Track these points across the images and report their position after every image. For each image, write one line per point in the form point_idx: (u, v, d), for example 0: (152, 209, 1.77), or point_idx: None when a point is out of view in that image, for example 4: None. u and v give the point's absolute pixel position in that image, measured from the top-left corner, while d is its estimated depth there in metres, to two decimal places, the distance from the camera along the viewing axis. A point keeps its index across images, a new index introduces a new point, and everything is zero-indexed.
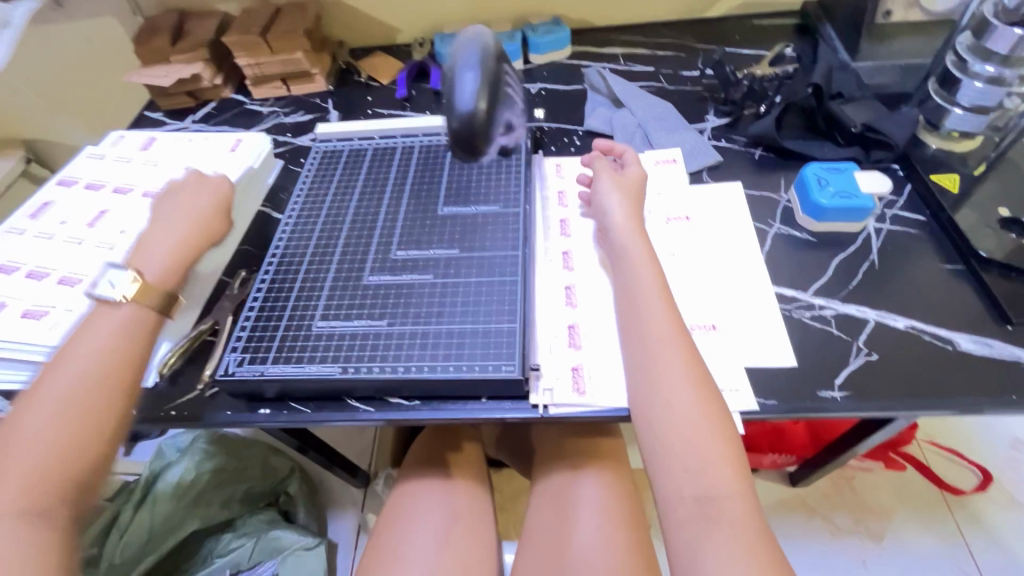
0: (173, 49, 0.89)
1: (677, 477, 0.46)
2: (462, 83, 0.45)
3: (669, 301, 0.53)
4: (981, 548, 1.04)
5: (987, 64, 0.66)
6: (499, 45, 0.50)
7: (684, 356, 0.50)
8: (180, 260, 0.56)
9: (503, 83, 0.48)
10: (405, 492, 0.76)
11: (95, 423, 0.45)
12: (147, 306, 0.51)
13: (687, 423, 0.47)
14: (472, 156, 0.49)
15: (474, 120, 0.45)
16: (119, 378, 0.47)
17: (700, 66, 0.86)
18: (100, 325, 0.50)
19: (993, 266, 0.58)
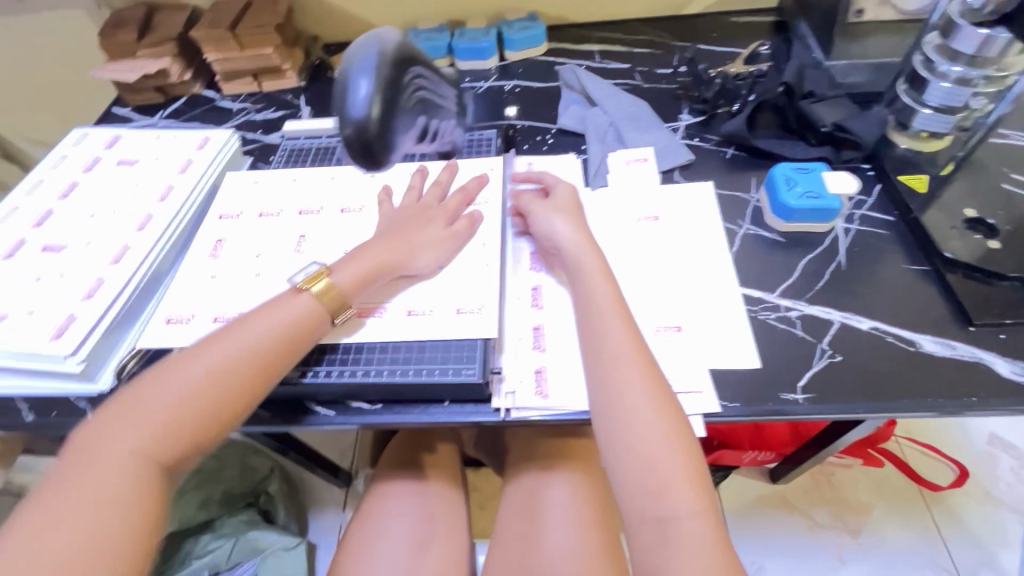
0: (140, 43, 0.87)
1: (639, 499, 0.46)
2: (355, 89, 0.49)
3: (627, 319, 0.53)
4: (956, 544, 1.06)
5: (954, 65, 0.64)
6: (405, 47, 0.53)
7: (642, 374, 0.50)
8: (368, 270, 0.57)
9: (402, 87, 0.52)
10: (377, 495, 0.75)
11: (210, 417, 0.47)
12: (325, 310, 0.54)
13: (646, 443, 0.47)
14: (376, 162, 0.53)
15: (365, 125, 0.49)
16: (251, 380, 0.49)
17: (675, 64, 0.86)
18: (276, 317, 0.52)
19: (958, 268, 0.58)
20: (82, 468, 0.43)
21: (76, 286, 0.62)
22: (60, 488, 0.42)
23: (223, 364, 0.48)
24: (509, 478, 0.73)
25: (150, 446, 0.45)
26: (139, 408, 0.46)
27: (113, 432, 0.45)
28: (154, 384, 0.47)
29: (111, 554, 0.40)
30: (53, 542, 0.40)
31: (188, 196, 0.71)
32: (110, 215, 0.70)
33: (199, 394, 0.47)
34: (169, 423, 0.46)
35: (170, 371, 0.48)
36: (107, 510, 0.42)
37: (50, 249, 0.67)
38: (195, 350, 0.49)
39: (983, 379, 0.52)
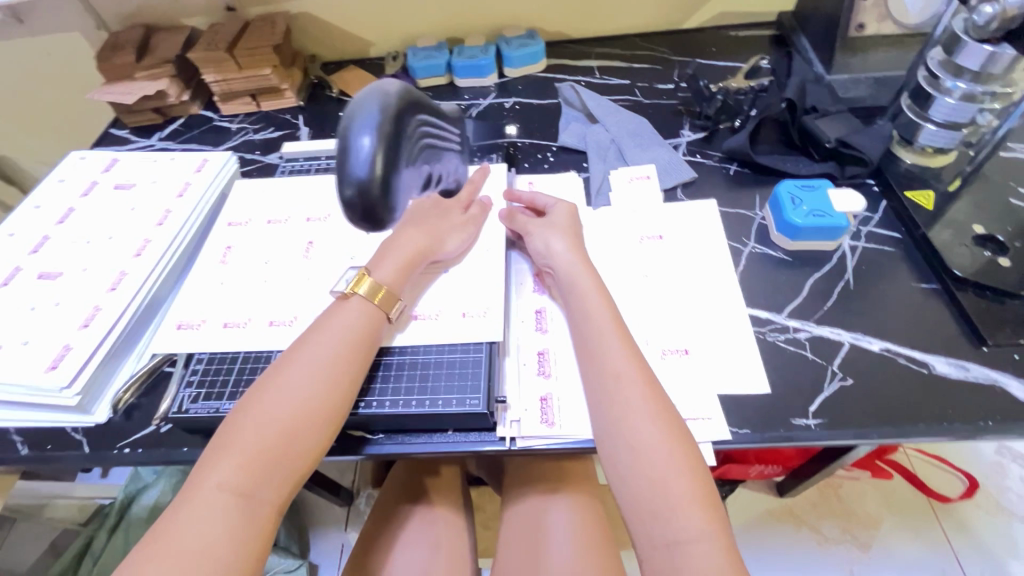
0: (137, 65, 0.87)
1: (647, 523, 0.45)
2: (357, 148, 0.40)
3: (625, 336, 0.52)
4: (969, 557, 1.04)
5: (958, 81, 0.63)
6: (409, 99, 0.43)
7: (644, 392, 0.49)
8: (404, 263, 0.58)
9: (408, 144, 0.42)
10: (377, 522, 0.73)
11: (308, 431, 0.47)
12: (378, 306, 0.54)
13: (651, 463, 0.46)
14: (378, 225, 0.43)
15: (369, 189, 0.40)
16: (342, 387, 0.49)
17: (675, 79, 0.85)
18: (346, 323, 0.52)
19: (967, 286, 0.58)
20: (191, 509, 0.42)
21: (72, 315, 0.61)
22: (178, 532, 0.41)
23: (312, 382, 0.48)
24: (512, 502, 0.71)
25: (264, 475, 0.44)
26: (241, 427, 0.46)
27: (218, 465, 0.44)
28: (250, 413, 0.47)
29: (229, 560, 0.41)
30: (187, 548, 0.40)
31: (186, 220, 0.70)
32: (107, 241, 0.69)
33: (296, 415, 0.46)
34: (275, 448, 0.45)
35: (265, 392, 0.48)
36: (222, 520, 0.42)
37: (46, 276, 0.66)
38: (275, 373, 0.49)
39: (997, 401, 0.51)
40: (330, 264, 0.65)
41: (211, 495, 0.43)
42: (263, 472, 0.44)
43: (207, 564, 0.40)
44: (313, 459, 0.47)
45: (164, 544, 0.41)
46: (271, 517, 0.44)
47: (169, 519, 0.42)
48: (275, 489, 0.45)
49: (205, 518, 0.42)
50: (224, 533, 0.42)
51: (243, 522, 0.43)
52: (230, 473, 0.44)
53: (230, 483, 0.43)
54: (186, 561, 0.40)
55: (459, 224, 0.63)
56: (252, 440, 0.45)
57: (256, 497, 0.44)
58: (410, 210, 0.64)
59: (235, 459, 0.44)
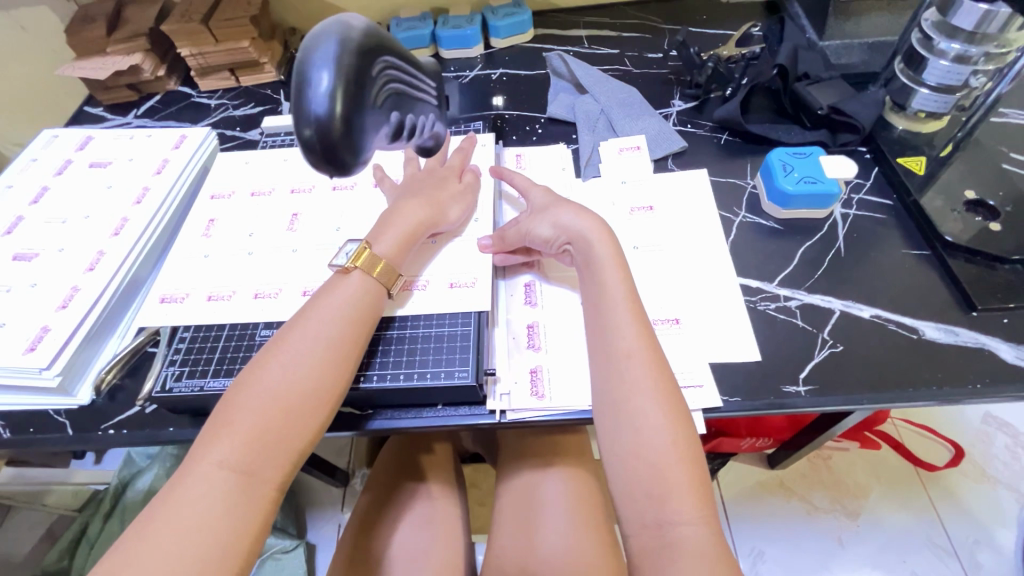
0: (110, 39, 0.84)
1: (641, 506, 0.45)
2: (314, 84, 0.38)
3: (639, 315, 0.50)
4: (954, 523, 1.06)
5: (953, 42, 0.62)
6: (370, 36, 0.41)
7: (649, 373, 0.48)
8: (408, 237, 0.56)
9: (370, 83, 0.41)
10: (372, 503, 0.73)
11: (310, 408, 0.46)
12: (376, 280, 0.53)
13: (651, 446, 0.45)
14: (342, 168, 0.42)
15: (328, 127, 0.39)
16: (342, 364, 0.48)
17: (665, 47, 0.83)
18: (344, 297, 0.51)
19: (959, 251, 0.57)
20: (190, 485, 0.42)
21: (50, 296, 0.59)
22: (176, 509, 0.41)
23: (311, 360, 0.47)
24: (504, 479, 0.71)
25: (263, 452, 0.44)
26: (240, 403, 0.45)
27: (216, 441, 0.43)
28: (248, 389, 0.46)
29: (230, 538, 0.41)
30: (187, 523, 0.40)
31: (165, 197, 0.68)
32: (84, 221, 0.67)
33: (293, 393, 0.45)
34: (275, 426, 0.44)
35: (264, 366, 0.47)
36: (223, 495, 0.42)
37: (19, 258, 0.64)
38: (273, 350, 0.48)
39: (986, 365, 0.51)
40: (315, 239, 0.63)
41: (211, 472, 0.42)
42: (262, 450, 0.44)
43: (207, 540, 0.40)
44: (312, 437, 0.46)
45: (164, 519, 0.40)
46: (271, 495, 0.44)
47: (168, 494, 0.42)
48: (275, 467, 0.44)
49: (205, 495, 0.41)
50: (224, 509, 0.41)
51: (242, 500, 0.42)
52: (229, 450, 0.43)
53: (229, 459, 0.43)
54: (185, 537, 0.39)
55: (457, 194, 0.61)
56: (251, 417, 0.44)
57: (257, 475, 0.43)
58: (404, 183, 0.63)
59: (234, 436, 0.43)
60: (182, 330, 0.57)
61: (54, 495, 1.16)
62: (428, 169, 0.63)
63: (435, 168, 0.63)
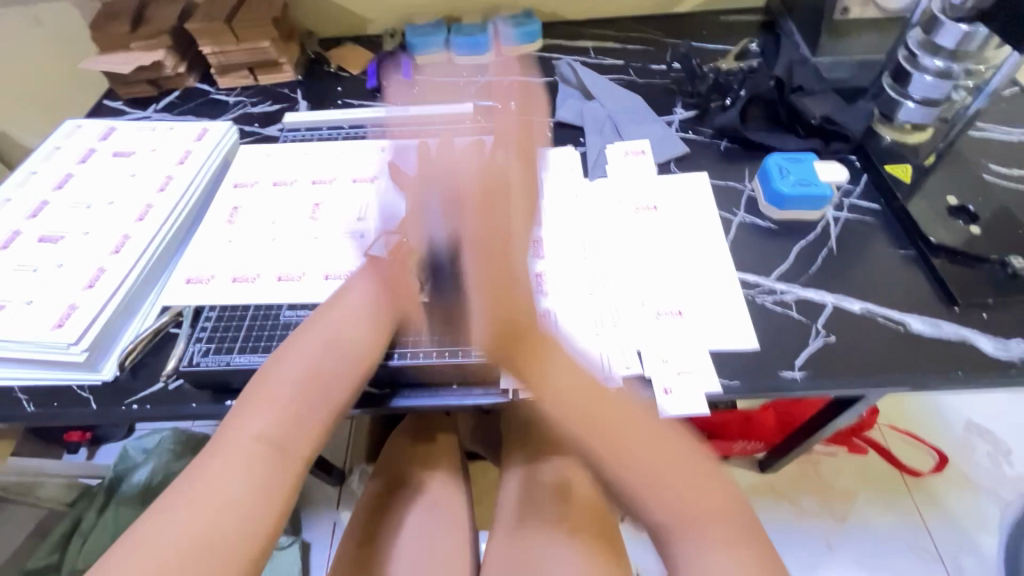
0: (134, 35, 0.87)
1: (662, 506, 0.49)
2: None
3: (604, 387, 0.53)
4: (938, 527, 1.09)
5: (936, 59, 0.69)
6: None
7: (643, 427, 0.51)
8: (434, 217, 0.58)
9: None
10: (383, 490, 0.75)
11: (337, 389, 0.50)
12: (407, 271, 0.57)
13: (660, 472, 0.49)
14: None
15: None
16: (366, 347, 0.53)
17: (668, 59, 0.88)
18: (370, 286, 0.57)
19: (941, 252, 0.61)
20: (225, 457, 0.44)
21: (76, 275, 0.61)
22: (209, 478, 0.42)
23: (342, 342, 0.52)
24: (507, 469, 0.75)
25: (295, 422, 0.47)
26: (272, 381, 0.48)
27: (249, 412, 0.46)
28: (283, 364, 0.50)
29: (267, 510, 0.42)
30: (225, 492, 0.42)
31: (188, 186, 0.71)
32: (108, 206, 0.69)
33: (326, 371, 0.50)
34: (306, 397, 0.48)
35: (296, 347, 0.51)
36: (259, 467, 0.44)
37: (43, 239, 0.66)
38: (305, 331, 0.52)
39: (967, 355, 0.54)
40: (338, 224, 0.66)
41: (243, 443, 0.44)
42: (295, 420, 0.47)
43: (239, 511, 0.41)
44: (336, 418, 0.50)
45: (195, 489, 0.41)
46: (299, 471, 0.46)
47: (200, 461, 0.44)
48: (304, 443, 0.47)
49: (241, 467, 0.43)
50: (256, 476, 0.43)
51: (274, 473, 0.44)
52: (261, 425, 0.45)
53: (263, 428, 0.45)
54: (224, 506, 0.41)
55: None
56: (285, 389, 0.48)
57: (287, 451, 0.46)
58: None
59: (268, 412, 0.46)
60: (207, 312, 0.59)
61: (47, 488, 1.15)
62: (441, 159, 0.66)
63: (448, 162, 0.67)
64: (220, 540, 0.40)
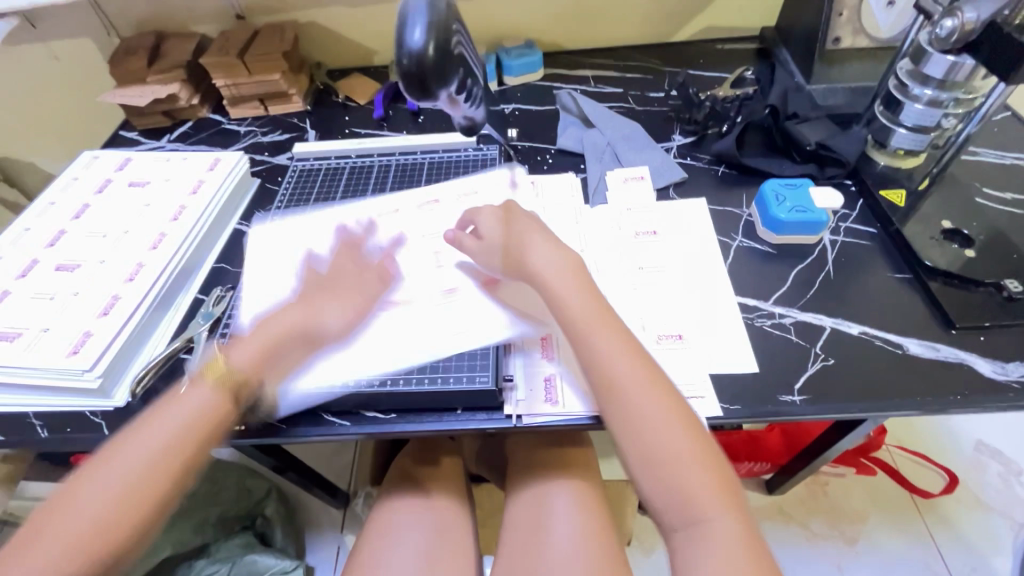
0: (150, 70, 0.90)
1: (661, 501, 0.47)
2: (410, 30, 0.47)
3: (629, 346, 0.52)
4: (950, 550, 1.08)
5: (925, 88, 0.69)
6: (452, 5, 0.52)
7: (660, 405, 0.49)
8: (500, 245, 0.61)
9: (453, 41, 0.50)
10: (388, 510, 0.75)
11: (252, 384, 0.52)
12: None
13: (665, 462, 0.47)
14: (425, 97, 0.50)
15: (423, 57, 0.47)
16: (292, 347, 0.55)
17: (666, 87, 0.91)
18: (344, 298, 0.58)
19: (937, 275, 0.62)
20: (146, 430, 0.48)
21: (91, 303, 0.63)
22: (57, 561, 0.42)
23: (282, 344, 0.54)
24: (514, 493, 0.74)
25: (127, 500, 0.45)
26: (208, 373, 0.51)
27: (95, 483, 0.45)
28: (138, 430, 0.48)
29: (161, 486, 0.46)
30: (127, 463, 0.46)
31: (201, 214, 0.73)
32: (123, 235, 0.71)
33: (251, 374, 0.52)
34: (151, 470, 0.46)
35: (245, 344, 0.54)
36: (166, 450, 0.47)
37: (59, 267, 0.68)
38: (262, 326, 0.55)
39: (966, 378, 0.55)
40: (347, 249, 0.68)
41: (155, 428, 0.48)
42: (130, 501, 0.45)
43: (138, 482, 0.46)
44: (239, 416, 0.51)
45: (116, 452, 0.47)
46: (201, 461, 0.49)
47: (26, 540, 0.43)
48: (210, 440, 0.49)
49: (147, 446, 0.47)
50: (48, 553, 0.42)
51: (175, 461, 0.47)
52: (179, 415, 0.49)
53: (92, 506, 0.44)
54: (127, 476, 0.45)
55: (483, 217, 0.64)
56: (134, 458, 0.46)
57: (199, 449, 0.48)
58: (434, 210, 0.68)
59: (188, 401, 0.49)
60: (219, 337, 0.63)
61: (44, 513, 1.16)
62: None
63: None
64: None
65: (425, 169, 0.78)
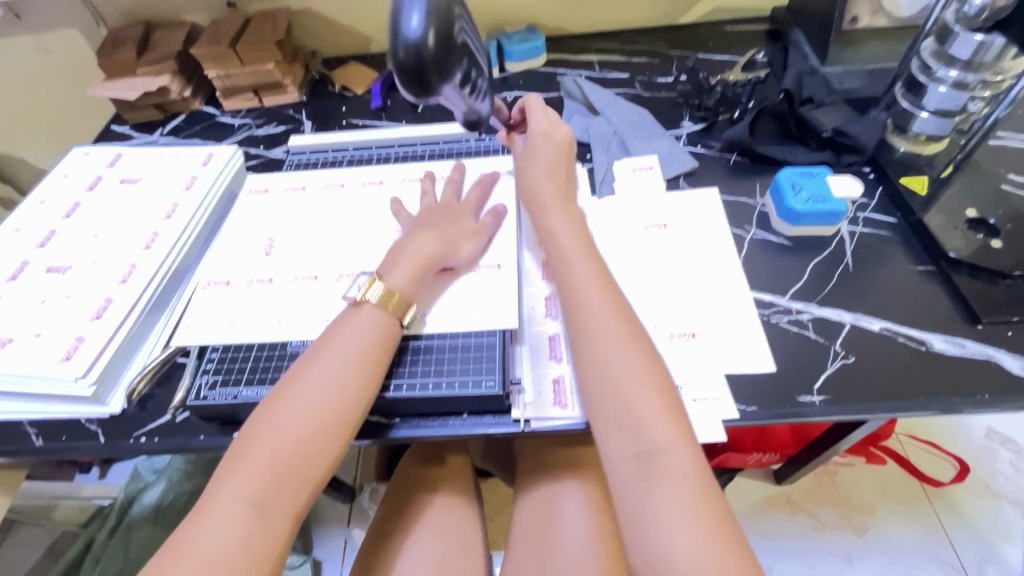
0: (140, 61, 0.87)
1: (610, 428, 0.47)
2: (408, 20, 0.45)
3: (599, 268, 0.55)
4: (961, 539, 1.06)
5: (951, 69, 0.67)
6: None
7: (619, 327, 0.50)
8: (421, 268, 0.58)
9: (456, 29, 0.47)
10: (392, 511, 0.74)
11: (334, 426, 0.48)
12: (390, 314, 0.54)
13: (618, 379, 0.48)
14: (425, 92, 0.49)
15: (421, 48, 0.45)
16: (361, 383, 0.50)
17: (674, 72, 0.87)
18: (354, 326, 0.53)
19: (962, 267, 0.60)
20: (228, 497, 0.44)
21: (83, 307, 0.61)
22: None
23: (346, 376, 0.50)
24: (523, 491, 0.73)
25: (332, 418, 0.48)
26: (278, 420, 0.47)
27: (289, 412, 0.48)
28: (311, 364, 0.51)
29: (260, 550, 0.43)
30: (217, 536, 0.43)
31: (195, 213, 0.70)
32: (115, 235, 0.69)
33: (321, 418, 0.48)
34: (345, 391, 0.49)
35: (303, 380, 0.50)
36: (250, 521, 0.44)
37: (50, 270, 0.66)
38: (302, 368, 0.51)
39: (991, 376, 0.53)
40: (337, 251, 0.67)
41: (234, 498, 0.44)
42: (339, 415, 0.48)
43: (232, 553, 0.43)
44: (330, 467, 0.48)
45: (206, 525, 0.43)
46: (288, 524, 0.45)
47: (229, 474, 0.46)
48: (291, 496, 0.46)
49: (227, 522, 0.43)
50: (268, 475, 0.45)
51: (258, 532, 0.44)
52: (254, 482, 0.45)
53: (296, 429, 0.47)
54: (220, 553, 0.42)
55: (469, 231, 0.63)
56: (320, 387, 0.49)
57: (271, 507, 0.45)
58: (421, 214, 0.65)
59: (263, 458, 0.46)
60: (211, 348, 0.59)
61: (60, 510, 1.17)
62: (445, 203, 0.65)
63: (452, 203, 0.66)
64: (243, 550, 0.43)
65: (428, 160, 0.76)
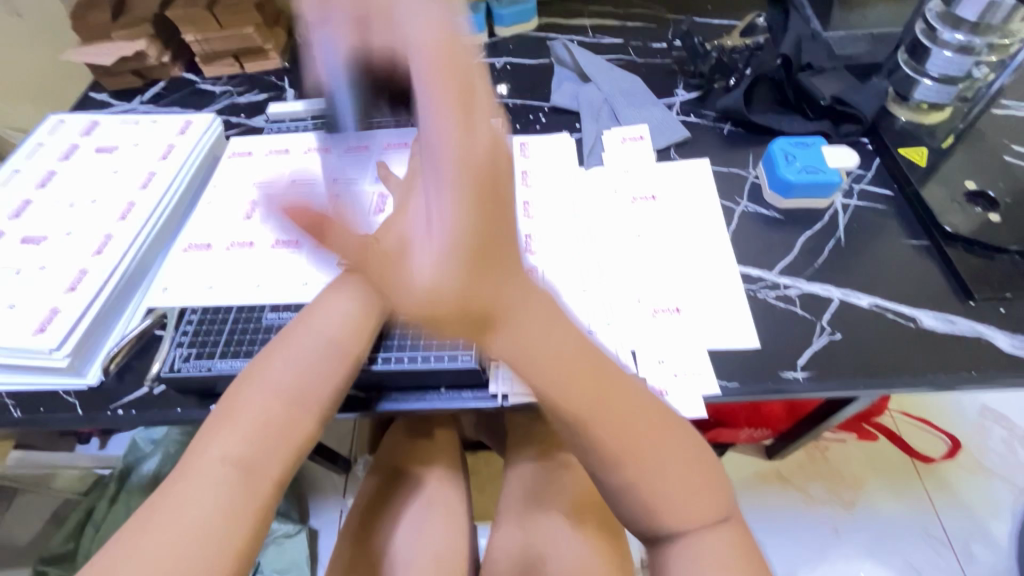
0: (114, 24, 0.84)
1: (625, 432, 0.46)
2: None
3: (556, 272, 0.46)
4: (948, 513, 1.07)
5: (956, 32, 0.64)
6: None
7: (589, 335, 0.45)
8: None
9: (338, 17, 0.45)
10: (378, 486, 0.74)
11: (322, 391, 0.48)
12: None
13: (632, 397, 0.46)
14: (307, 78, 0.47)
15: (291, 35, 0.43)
16: (349, 350, 0.50)
17: (669, 37, 0.84)
18: (343, 294, 0.53)
19: (958, 241, 0.58)
20: (211, 461, 0.41)
21: (58, 279, 0.60)
22: None
23: (334, 342, 0.50)
24: (509, 465, 0.72)
25: (313, 384, 0.47)
26: (265, 382, 0.46)
27: (272, 374, 0.47)
28: (297, 332, 0.50)
29: (244, 518, 0.40)
30: (197, 503, 0.39)
31: (171, 182, 0.69)
32: (90, 206, 0.67)
33: (311, 382, 0.47)
34: (332, 358, 0.49)
35: (291, 345, 0.49)
36: (234, 485, 0.41)
37: (24, 241, 0.64)
38: (291, 332, 0.50)
39: (981, 354, 0.52)
40: None
41: (216, 464, 0.41)
42: (325, 380, 0.48)
43: (213, 522, 0.39)
44: (316, 432, 0.47)
45: (183, 493, 0.40)
46: (272, 490, 0.43)
47: (212, 437, 0.43)
48: (278, 461, 0.43)
49: (209, 489, 0.40)
50: (256, 437, 0.43)
51: (245, 496, 0.41)
52: (239, 443, 0.43)
53: (283, 391, 0.46)
54: (199, 523, 0.39)
55: None
56: (306, 353, 0.49)
57: (259, 469, 0.42)
58: (411, 177, 0.63)
59: (252, 416, 0.44)
60: (190, 313, 0.59)
61: (60, 479, 1.17)
62: None
63: None
64: (224, 516, 0.39)
65: None
